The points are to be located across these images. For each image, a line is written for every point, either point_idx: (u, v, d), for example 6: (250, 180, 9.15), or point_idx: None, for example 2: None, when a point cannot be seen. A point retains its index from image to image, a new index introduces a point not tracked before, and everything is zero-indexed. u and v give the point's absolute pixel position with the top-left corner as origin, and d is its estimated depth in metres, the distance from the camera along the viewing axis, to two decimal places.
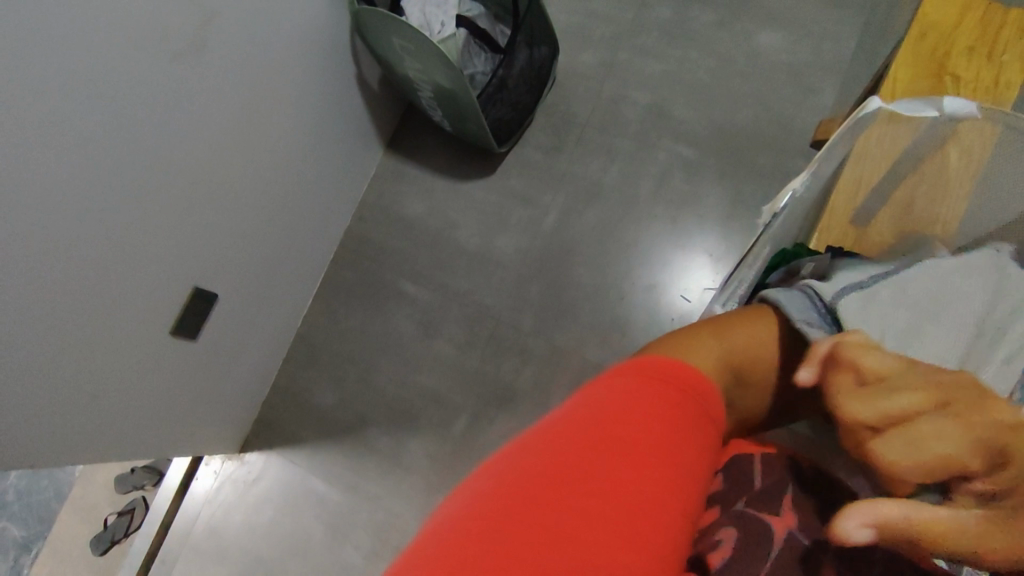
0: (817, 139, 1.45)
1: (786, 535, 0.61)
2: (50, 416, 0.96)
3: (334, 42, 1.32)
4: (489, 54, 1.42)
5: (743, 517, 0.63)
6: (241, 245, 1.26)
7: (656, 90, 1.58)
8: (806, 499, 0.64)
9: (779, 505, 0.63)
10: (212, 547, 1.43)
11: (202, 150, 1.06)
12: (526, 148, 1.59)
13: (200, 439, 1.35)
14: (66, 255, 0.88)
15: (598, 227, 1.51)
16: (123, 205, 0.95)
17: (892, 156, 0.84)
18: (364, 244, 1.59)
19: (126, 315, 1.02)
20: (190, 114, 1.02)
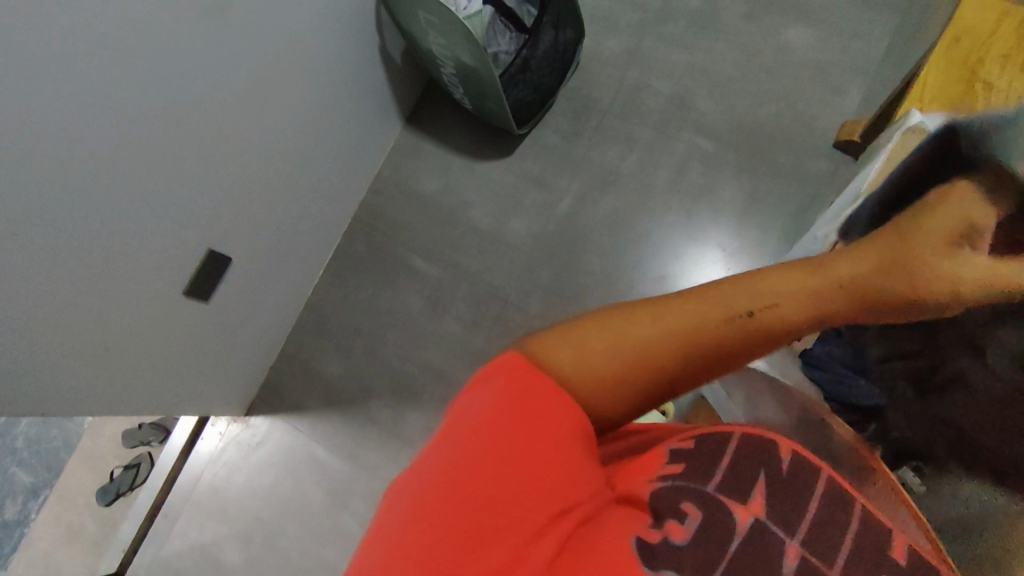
0: (839, 140, 1.43)
1: (751, 523, 0.49)
2: (62, 367, 0.98)
3: (359, 12, 1.32)
4: (514, 33, 1.41)
5: (704, 497, 0.50)
6: (255, 210, 1.26)
7: (679, 80, 1.56)
8: (778, 483, 0.52)
9: (747, 490, 0.51)
10: (214, 505, 1.47)
11: (221, 112, 1.07)
12: (545, 132, 1.58)
13: (207, 399, 1.38)
14: (82, 208, 0.89)
15: (613, 216, 1.50)
16: (140, 160, 0.95)
17: None
18: (377, 217, 1.59)
19: (140, 272, 1.04)
20: (211, 74, 1.01)
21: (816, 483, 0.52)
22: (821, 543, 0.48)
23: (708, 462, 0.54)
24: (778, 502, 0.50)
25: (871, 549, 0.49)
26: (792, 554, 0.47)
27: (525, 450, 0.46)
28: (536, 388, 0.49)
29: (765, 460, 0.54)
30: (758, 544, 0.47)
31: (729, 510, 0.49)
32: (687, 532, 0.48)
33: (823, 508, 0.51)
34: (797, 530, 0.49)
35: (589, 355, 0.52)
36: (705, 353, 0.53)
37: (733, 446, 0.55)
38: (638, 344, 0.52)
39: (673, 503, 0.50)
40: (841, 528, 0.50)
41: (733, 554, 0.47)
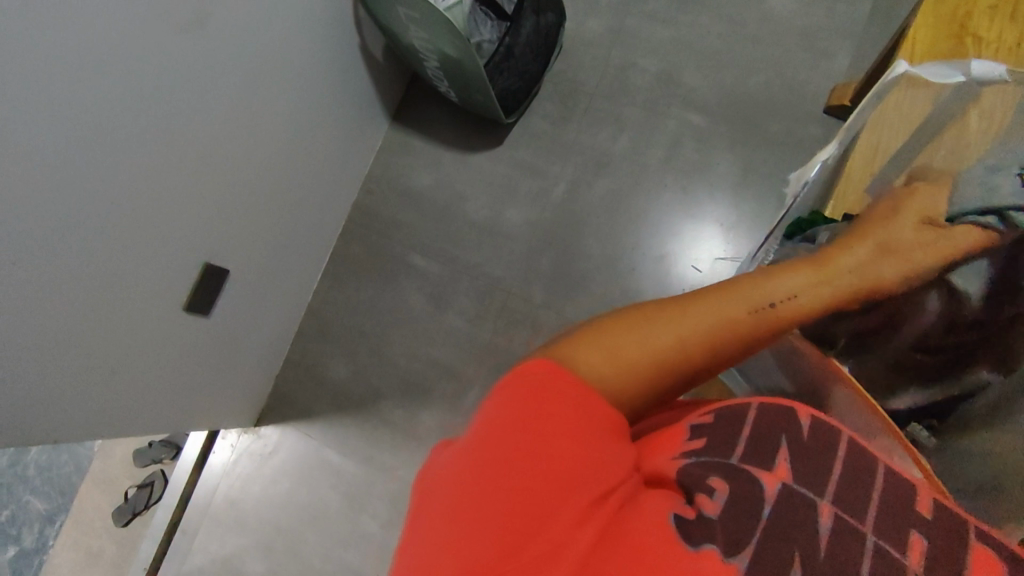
0: (829, 105, 1.42)
1: (779, 489, 0.46)
2: (68, 393, 0.97)
3: (337, 11, 1.29)
4: (495, 21, 1.40)
5: (729, 470, 0.48)
6: (249, 220, 1.25)
7: (665, 57, 1.54)
8: (803, 445, 0.48)
9: (772, 455, 0.48)
10: (232, 518, 1.46)
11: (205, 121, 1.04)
12: (534, 118, 1.56)
13: (216, 413, 1.37)
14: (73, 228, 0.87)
15: (609, 198, 1.49)
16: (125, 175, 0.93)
17: (914, 123, 0.86)
18: (371, 217, 1.58)
19: (138, 291, 1.02)
20: (191, 81, 0.99)
21: (843, 442, 0.48)
22: (854, 503, 0.44)
23: (731, 432, 0.51)
24: (807, 464, 0.47)
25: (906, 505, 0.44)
26: (827, 515, 0.44)
27: (548, 438, 0.46)
28: (553, 382, 0.49)
29: (787, 422, 0.50)
30: (788, 510, 0.44)
31: (756, 479, 0.47)
32: (718, 505, 0.46)
33: (849, 465, 0.47)
34: (827, 492, 0.45)
35: (616, 366, 0.53)
36: (728, 340, 0.56)
37: (754, 414, 0.51)
38: (662, 348, 0.54)
39: (701, 480, 0.48)
40: (871, 488, 0.45)
41: (765, 523, 0.44)
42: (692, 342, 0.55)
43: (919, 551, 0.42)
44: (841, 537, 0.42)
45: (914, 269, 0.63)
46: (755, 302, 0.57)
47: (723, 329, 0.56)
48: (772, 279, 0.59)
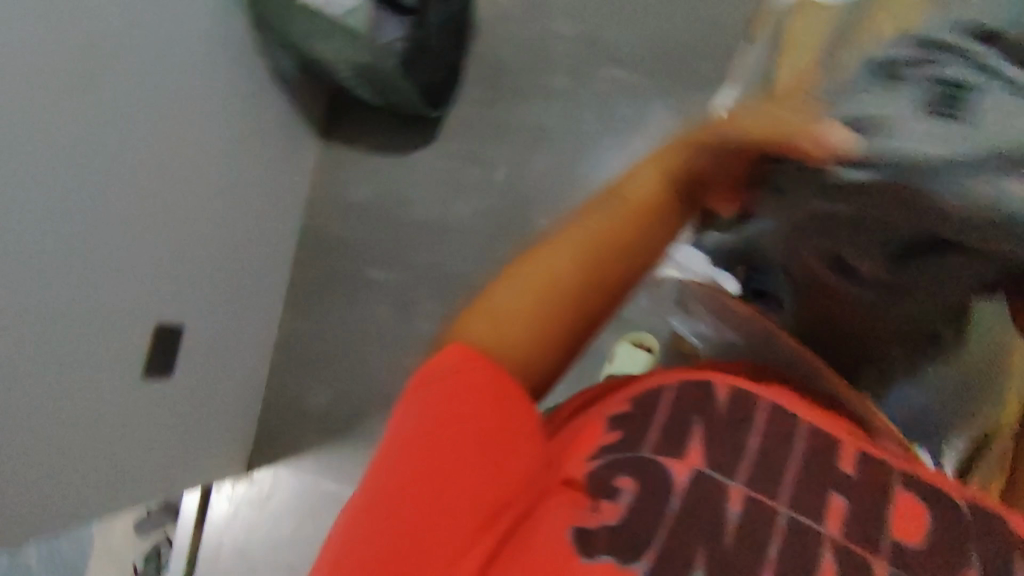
0: (749, 34, 1.41)
1: (692, 476, 0.56)
2: (43, 491, 0.93)
3: (241, 40, 1.23)
4: (399, 18, 1.33)
5: (638, 464, 0.57)
6: (195, 273, 1.20)
7: (580, 18, 1.51)
8: (702, 446, 0.57)
9: (687, 441, 0.58)
10: (243, 566, 1.47)
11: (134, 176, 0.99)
12: (462, 105, 1.53)
13: (204, 469, 1.35)
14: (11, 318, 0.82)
15: (552, 172, 1.47)
16: (54, 251, 0.88)
17: (814, 49, 0.83)
18: (320, 239, 1.55)
19: (92, 373, 0.98)
20: (107, 139, 0.93)
21: (751, 437, 0.58)
22: (758, 487, 0.55)
23: (644, 422, 0.60)
24: (714, 454, 0.57)
25: (802, 487, 0.55)
26: (733, 502, 0.54)
27: (467, 449, 0.54)
28: (468, 392, 0.55)
29: (695, 407, 0.60)
30: (700, 506, 0.54)
31: (666, 471, 0.56)
32: (620, 511, 0.54)
33: (757, 456, 0.57)
34: (733, 481, 0.56)
35: (513, 294, 0.62)
36: (603, 244, 0.64)
37: (663, 411, 0.60)
38: (542, 281, 0.62)
39: (604, 480, 0.56)
40: (773, 476, 0.56)
41: (671, 520, 0.54)
42: (566, 261, 0.63)
43: (832, 516, 0.54)
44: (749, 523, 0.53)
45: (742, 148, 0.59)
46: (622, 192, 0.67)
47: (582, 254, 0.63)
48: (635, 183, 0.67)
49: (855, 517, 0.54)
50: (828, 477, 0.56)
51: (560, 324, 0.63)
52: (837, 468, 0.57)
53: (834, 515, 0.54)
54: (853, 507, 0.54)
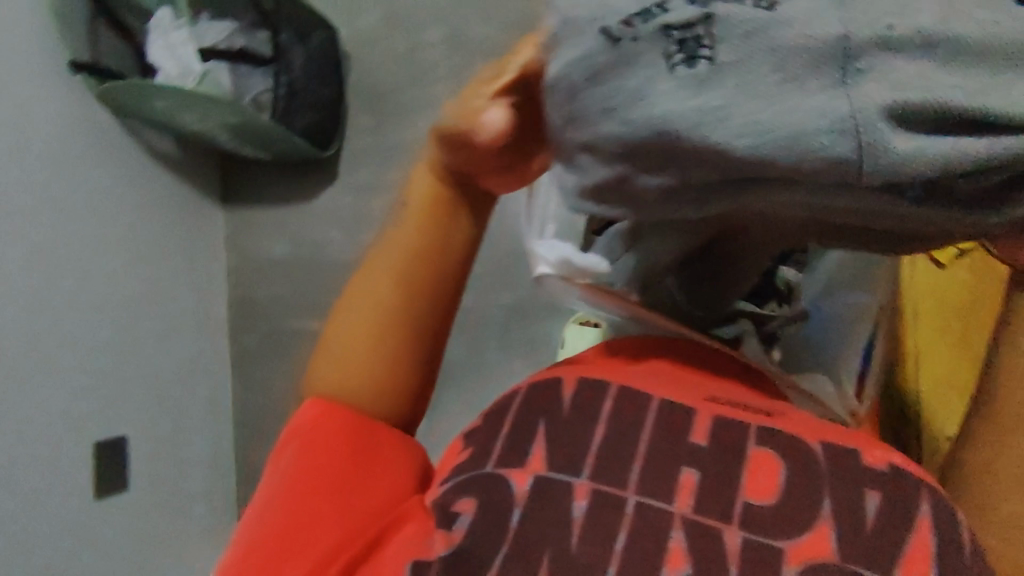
0: None
1: (636, 507, 0.30)
2: None
3: None
4: None
5: (489, 485, 0.32)
6: None
7: None
8: (578, 425, 0.32)
9: (635, 432, 0.31)
10: None
11: (168, 208, 0.82)
12: None
13: None
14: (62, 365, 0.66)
15: None
16: (107, 290, 0.72)
17: None
18: None
19: None
20: (146, 164, 0.79)
21: (651, 397, 0.33)
22: (712, 499, 0.29)
23: (510, 433, 0.33)
24: (568, 450, 0.32)
25: (805, 486, 0.29)
26: (630, 526, 0.29)
27: (334, 496, 0.35)
28: (316, 436, 0.37)
29: (544, 408, 0.33)
30: (591, 544, 0.29)
31: (506, 484, 0.31)
32: (456, 538, 0.31)
33: (663, 438, 0.31)
34: (669, 498, 0.30)
35: (343, 328, 0.39)
36: (440, 254, 0.38)
37: (518, 403, 0.35)
38: (374, 303, 0.38)
39: (446, 505, 0.33)
40: (729, 468, 0.30)
41: (515, 536, 0.30)
42: (383, 280, 0.38)
43: (761, 473, 0.30)
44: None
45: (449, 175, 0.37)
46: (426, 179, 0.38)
47: (402, 334, 0.38)
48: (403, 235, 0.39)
49: (898, 508, 0.28)
50: (851, 475, 0.29)
51: (400, 353, 0.38)
52: (861, 461, 0.30)
53: (761, 482, 0.29)
54: (886, 498, 0.29)
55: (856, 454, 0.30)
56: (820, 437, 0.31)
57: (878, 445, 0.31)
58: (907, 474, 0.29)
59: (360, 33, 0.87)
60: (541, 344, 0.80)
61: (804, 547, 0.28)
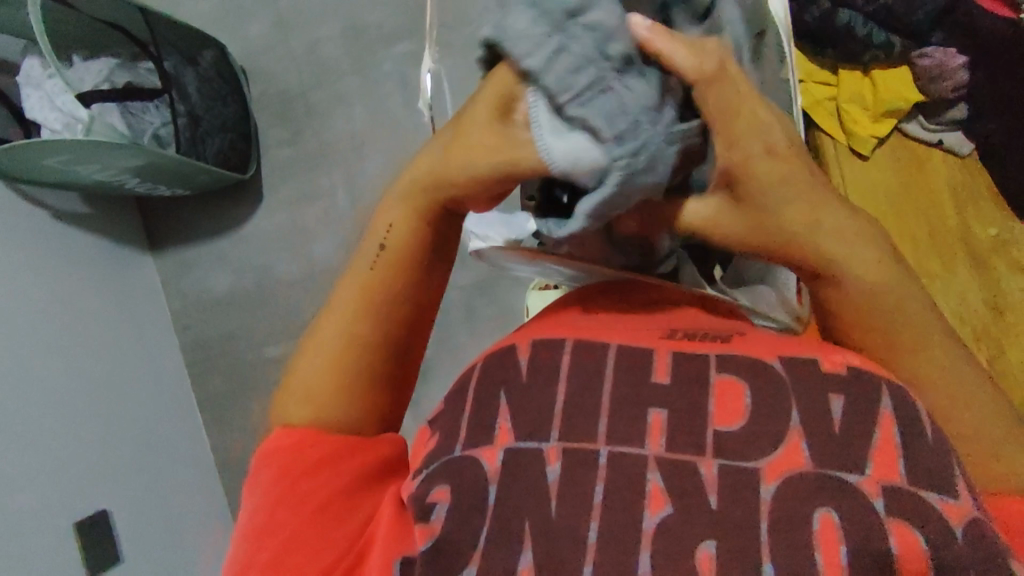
0: None
1: (606, 457, 0.30)
2: None
3: None
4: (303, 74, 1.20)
5: (449, 467, 0.32)
6: None
7: None
8: (538, 388, 0.32)
9: (601, 391, 0.32)
10: None
11: (88, 266, 0.77)
12: None
13: None
14: (14, 447, 0.62)
15: None
16: (51, 363, 0.68)
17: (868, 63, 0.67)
18: None
19: None
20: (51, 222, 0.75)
21: (607, 346, 0.33)
22: (684, 433, 0.30)
23: (463, 411, 0.33)
24: (533, 416, 0.32)
25: (773, 400, 0.30)
26: (606, 479, 0.29)
27: (310, 523, 0.32)
28: (294, 462, 0.34)
29: (502, 378, 0.34)
30: (569, 508, 0.29)
31: (478, 464, 0.31)
32: (435, 529, 0.30)
33: (625, 382, 0.32)
34: (643, 442, 0.30)
35: (319, 351, 0.36)
36: (394, 273, 0.36)
37: (476, 376, 0.35)
38: (331, 347, 0.36)
39: (419, 498, 0.32)
40: (697, 396, 0.31)
41: (493, 512, 0.30)
42: (336, 336, 0.36)
43: (728, 397, 0.30)
44: (790, 508, 0.27)
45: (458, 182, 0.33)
46: (377, 237, 0.36)
47: (382, 327, 0.36)
48: (398, 219, 0.36)
49: (861, 404, 0.29)
50: (818, 382, 0.30)
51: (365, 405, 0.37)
52: (821, 367, 0.31)
53: (729, 406, 0.30)
54: (851, 397, 0.29)
55: (817, 362, 0.31)
56: (779, 351, 0.32)
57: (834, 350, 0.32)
58: (866, 373, 0.30)
59: (252, 42, 0.83)
60: (508, 316, 0.80)
61: (780, 460, 0.28)
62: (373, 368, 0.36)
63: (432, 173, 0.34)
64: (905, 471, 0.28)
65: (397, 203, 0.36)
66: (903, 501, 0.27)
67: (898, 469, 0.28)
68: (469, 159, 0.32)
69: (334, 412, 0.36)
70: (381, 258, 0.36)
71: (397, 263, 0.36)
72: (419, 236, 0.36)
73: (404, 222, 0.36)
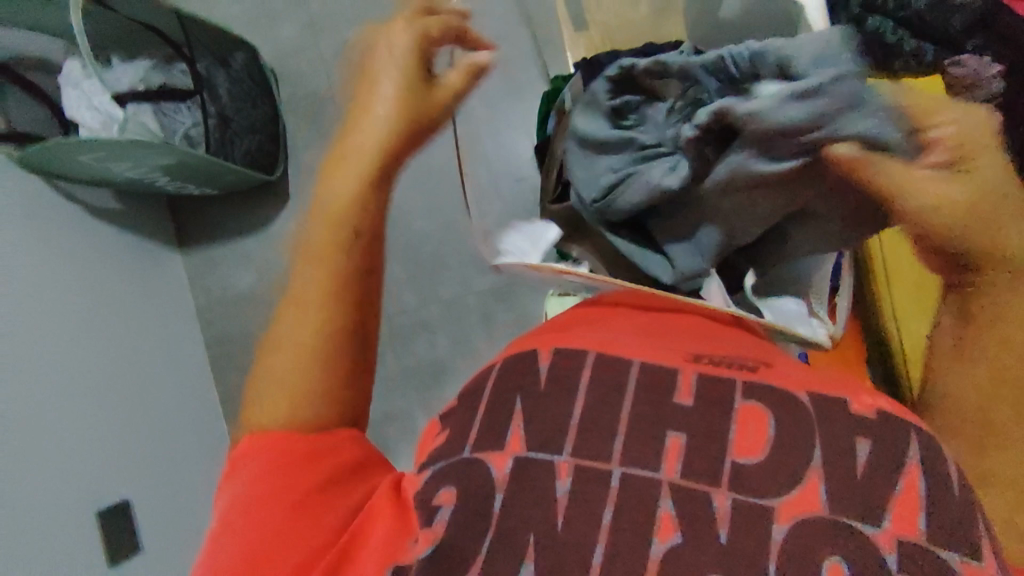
0: None
1: (620, 479, 0.29)
2: None
3: None
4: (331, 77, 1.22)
5: (460, 474, 0.32)
6: None
7: None
8: (556, 399, 0.32)
9: (621, 412, 0.31)
10: None
11: (118, 260, 0.79)
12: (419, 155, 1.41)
13: None
14: (44, 433, 0.64)
15: None
16: (81, 353, 0.70)
17: None
18: None
19: None
20: (84, 216, 0.77)
21: (630, 363, 0.33)
22: (700, 461, 0.29)
23: (480, 422, 0.33)
24: (546, 427, 0.32)
25: (797, 432, 0.30)
26: (616, 499, 0.29)
27: (290, 515, 0.33)
28: (288, 453, 0.36)
29: (518, 385, 0.34)
30: (575, 524, 0.28)
31: (486, 468, 0.31)
32: (438, 533, 0.30)
33: (646, 401, 0.32)
34: (657, 466, 0.29)
35: (290, 337, 0.38)
36: (348, 243, 0.39)
37: (495, 382, 0.35)
38: (301, 330, 0.38)
39: (424, 500, 0.32)
40: (718, 422, 0.31)
41: (498, 523, 0.29)
42: (295, 309, 0.38)
43: (750, 427, 0.30)
44: (803, 554, 0.26)
45: (409, 118, 0.39)
46: (330, 201, 0.39)
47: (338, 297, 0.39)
48: (344, 181, 0.39)
49: (888, 450, 0.29)
50: (845, 423, 0.30)
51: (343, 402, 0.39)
52: (850, 409, 0.30)
53: (751, 439, 0.30)
54: (877, 441, 0.29)
55: (846, 403, 0.31)
56: (809, 388, 0.32)
57: (865, 393, 0.32)
58: (897, 418, 0.30)
59: (284, 44, 0.85)
60: (527, 321, 0.80)
61: (797, 500, 0.28)
62: (341, 345, 0.38)
63: (374, 124, 0.39)
64: (926, 527, 0.27)
65: (341, 164, 0.40)
66: (920, 561, 0.26)
67: (919, 524, 0.27)
68: (415, 97, 0.39)
69: (336, 391, 0.38)
70: (359, 242, 0.39)
71: (354, 223, 0.39)
72: (369, 190, 0.39)
73: (353, 179, 0.39)
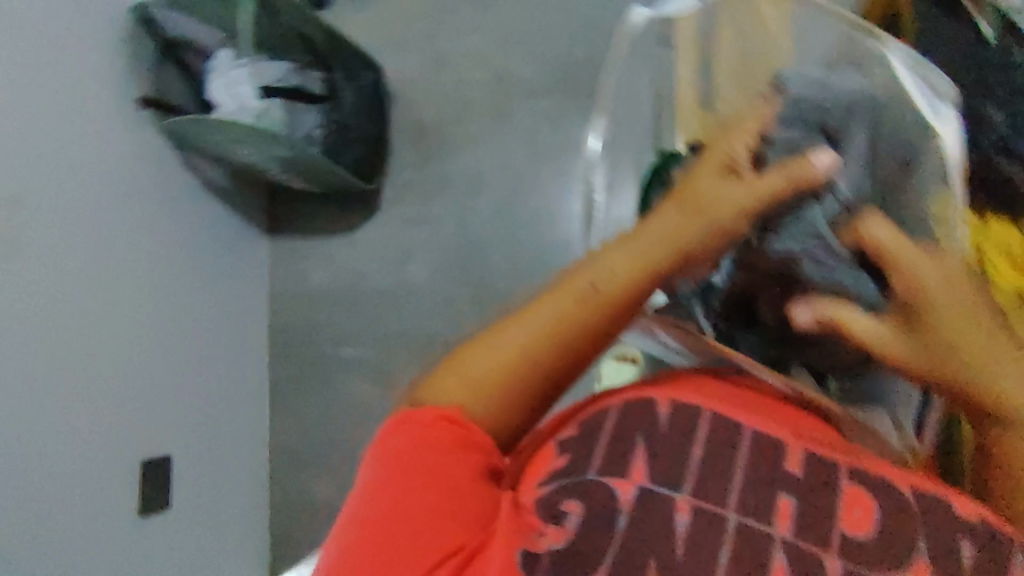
0: None
1: (737, 526, 0.30)
2: None
3: None
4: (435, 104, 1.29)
5: (584, 489, 0.32)
6: None
7: None
8: (677, 440, 0.33)
9: (737, 468, 0.32)
10: None
11: (214, 236, 0.85)
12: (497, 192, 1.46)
13: None
14: (114, 382, 0.70)
15: None
16: (156, 313, 0.75)
17: None
18: None
19: None
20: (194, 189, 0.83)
21: (745, 427, 0.34)
22: (813, 527, 0.31)
23: (592, 439, 0.34)
24: (668, 465, 0.32)
25: (901, 523, 0.31)
26: (734, 544, 0.30)
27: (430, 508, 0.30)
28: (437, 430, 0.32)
29: (641, 420, 0.34)
30: (693, 561, 0.30)
31: (609, 490, 0.31)
32: (569, 536, 0.30)
33: (762, 463, 0.33)
34: (773, 522, 0.31)
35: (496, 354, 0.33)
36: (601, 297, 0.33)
37: (611, 413, 0.35)
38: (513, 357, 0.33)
39: (549, 506, 0.32)
40: (829, 499, 0.32)
41: (622, 541, 0.30)
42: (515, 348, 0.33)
43: (858, 510, 0.31)
44: None
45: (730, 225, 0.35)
46: (584, 286, 0.33)
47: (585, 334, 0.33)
48: (595, 272, 0.34)
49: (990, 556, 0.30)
50: (952, 522, 0.31)
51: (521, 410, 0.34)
52: (957, 510, 0.32)
53: (858, 517, 0.31)
54: (981, 544, 0.31)
55: (953, 504, 0.32)
56: (915, 483, 0.33)
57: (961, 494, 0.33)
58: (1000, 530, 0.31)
59: (407, 71, 0.91)
60: None
61: None
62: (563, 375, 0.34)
63: (668, 229, 0.35)
64: None
65: (590, 274, 0.34)
66: None
67: None
68: (717, 205, 0.35)
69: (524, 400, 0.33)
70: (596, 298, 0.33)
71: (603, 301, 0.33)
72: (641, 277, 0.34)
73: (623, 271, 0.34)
